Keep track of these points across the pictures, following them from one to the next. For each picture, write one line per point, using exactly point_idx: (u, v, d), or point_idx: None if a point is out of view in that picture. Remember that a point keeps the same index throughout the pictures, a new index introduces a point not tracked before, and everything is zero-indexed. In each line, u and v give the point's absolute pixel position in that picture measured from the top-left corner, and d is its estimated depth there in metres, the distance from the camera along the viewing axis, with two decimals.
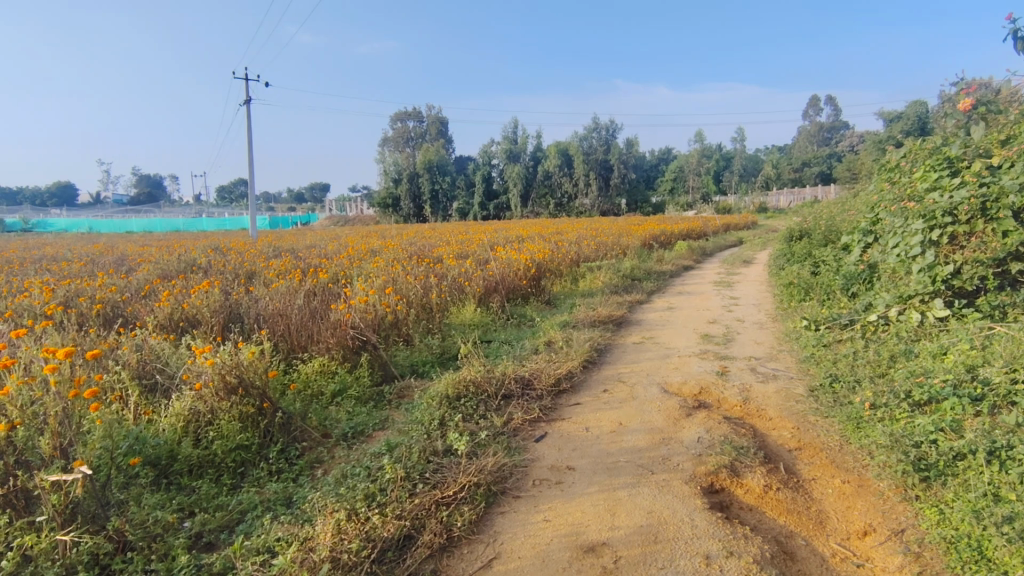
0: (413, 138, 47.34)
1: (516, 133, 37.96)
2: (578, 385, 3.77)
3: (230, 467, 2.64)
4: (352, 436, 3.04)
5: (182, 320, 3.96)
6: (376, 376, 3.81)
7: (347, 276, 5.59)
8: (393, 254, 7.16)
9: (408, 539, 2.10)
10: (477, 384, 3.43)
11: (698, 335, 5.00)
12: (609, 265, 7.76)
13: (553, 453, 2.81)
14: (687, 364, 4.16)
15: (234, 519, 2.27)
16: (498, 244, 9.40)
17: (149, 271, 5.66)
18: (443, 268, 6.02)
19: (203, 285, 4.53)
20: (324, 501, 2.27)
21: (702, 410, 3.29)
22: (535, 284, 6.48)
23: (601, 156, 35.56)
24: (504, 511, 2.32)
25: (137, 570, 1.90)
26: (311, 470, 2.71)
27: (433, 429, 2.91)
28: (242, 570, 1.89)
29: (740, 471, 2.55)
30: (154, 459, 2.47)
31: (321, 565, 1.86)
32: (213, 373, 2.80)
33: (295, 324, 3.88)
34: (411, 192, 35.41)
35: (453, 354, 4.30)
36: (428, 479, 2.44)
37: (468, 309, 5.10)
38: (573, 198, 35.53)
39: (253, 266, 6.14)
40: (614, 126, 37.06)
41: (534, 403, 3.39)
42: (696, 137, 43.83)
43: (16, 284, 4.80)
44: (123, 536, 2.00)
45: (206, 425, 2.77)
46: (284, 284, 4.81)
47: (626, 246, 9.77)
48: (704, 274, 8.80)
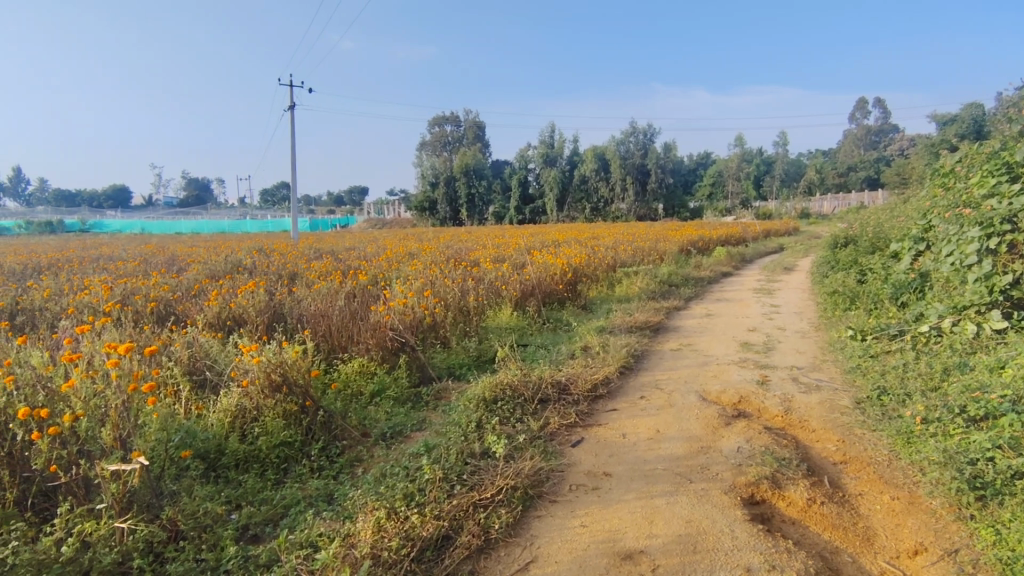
0: (450, 142, 47.84)
1: (552, 136, 37.94)
2: (615, 391, 3.75)
3: (275, 462, 2.71)
4: (390, 436, 3.10)
5: (229, 319, 4.10)
6: (414, 377, 3.86)
7: (387, 278, 5.69)
8: (432, 256, 7.24)
9: (447, 539, 2.12)
10: (514, 388, 3.45)
11: (738, 342, 4.91)
12: (647, 271, 7.68)
13: (589, 458, 2.80)
14: (727, 372, 4.09)
15: (279, 513, 2.34)
16: (534, 248, 9.42)
17: (199, 271, 5.87)
18: (480, 272, 6.06)
19: (250, 285, 4.67)
20: (364, 499, 2.31)
21: (742, 419, 3.23)
22: (571, 289, 6.47)
23: (638, 160, 35.11)
24: (541, 515, 2.33)
25: (189, 558, 1.98)
26: (351, 468, 2.77)
27: (470, 431, 2.94)
28: (288, 563, 1.94)
29: (783, 483, 2.49)
30: (203, 453, 2.56)
31: (362, 562, 1.90)
32: (259, 370, 2.90)
33: (336, 324, 3.96)
34: (448, 195, 35.77)
35: (490, 357, 4.33)
36: (466, 481, 2.46)
37: (504, 313, 5.13)
38: (609, 202, 35.26)
39: (296, 266, 6.31)
40: (652, 130, 36.61)
41: (571, 408, 3.38)
42: (737, 141, 42.97)
43: (77, 282, 5.04)
44: (176, 525, 2.10)
45: (252, 421, 2.86)
46: (326, 285, 4.92)
47: (663, 252, 9.65)
48: (744, 281, 8.62)
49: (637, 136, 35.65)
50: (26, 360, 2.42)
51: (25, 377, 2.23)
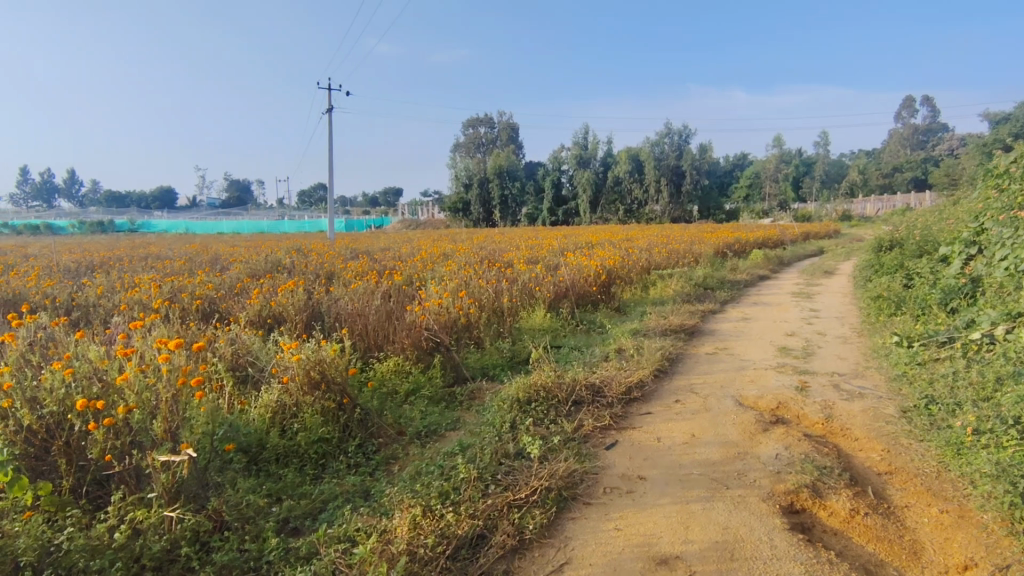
0: (484, 143, 48.20)
1: (585, 138, 37.76)
2: (650, 394, 3.72)
3: (313, 458, 2.78)
4: (425, 435, 3.13)
5: (270, 317, 4.21)
6: (448, 377, 3.89)
7: (422, 278, 5.76)
8: (467, 257, 7.29)
9: (481, 538, 2.14)
10: (548, 389, 3.45)
11: (776, 347, 4.81)
12: (681, 274, 7.59)
13: (623, 462, 2.79)
14: (764, 377, 4.01)
15: (317, 508, 2.39)
16: (568, 249, 9.41)
17: (241, 270, 6.05)
18: (514, 273, 6.08)
19: (289, 285, 4.79)
20: (400, 496, 2.35)
21: (781, 425, 3.16)
22: (605, 291, 6.43)
23: (673, 161, 34.54)
24: (575, 517, 2.32)
25: (234, 547, 2.05)
26: (386, 466, 2.82)
27: (504, 431, 2.96)
28: (326, 556, 1.99)
29: (824, 493, 2.43)
30: (246, 446, 2.63)
31: (399, 558, 1.93)
32: (299, 368, 2.98)
33: (372, 324, 4.02)
34: (481, 196, 36.00)
35: (524, 358, 4.34)
36: (500, 481, 2.48)
37: (538, 314, 5.13)
38: (643, 204, 34.90)
39: (333, 267, 6.43)
40: (687, 130, 36.04)
41: (605, 410, 3.37)
42: (775, 141, 42.01)
43: (128, 280, 5.26)
44: (221, 516, 2.17)
45: (292, 416, 2.93)
46: (362, 285, 5.01)
47: (698, 254, 9.51)
48: (782, 284, 8.43)
49: (672, 137, 35.10)
50: (83, 354, 2.55)
51: (83, 369, 2.34)
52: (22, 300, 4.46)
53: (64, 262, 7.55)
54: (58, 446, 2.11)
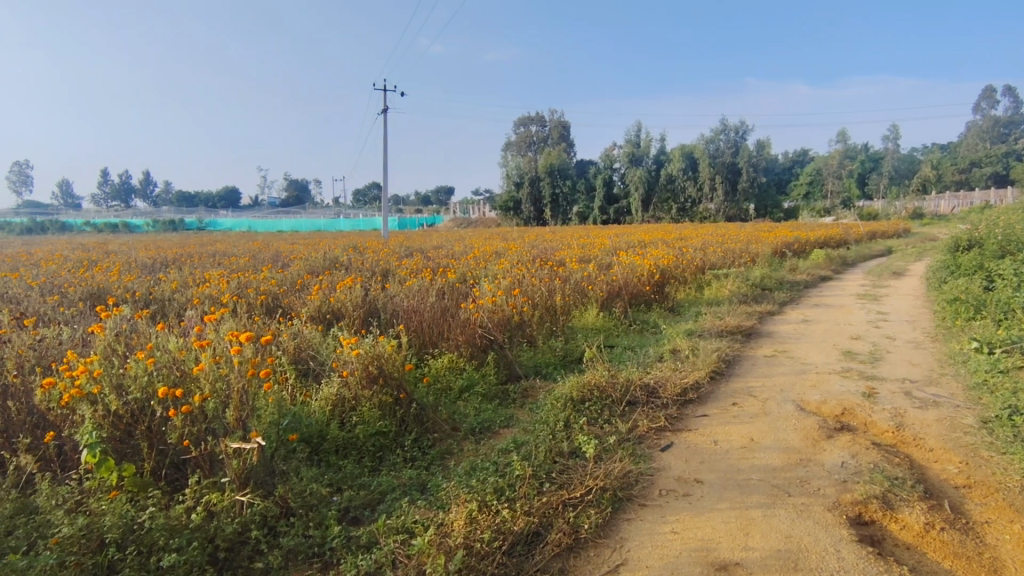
0: (535, 142, 48.28)
1: (637, 135, 37.22)
2: (706, 396, 3.64)
3: (371, 450, 2.85)
4: (479, 431, 3.17)
5: (330, 312, 4.36)
6: (502, 375, 3.92)
7: (474, 276, 5.82)
8: (518, 255, 7.33)
9: (536, 535, 2.15)
10: (602, 389, 3.43)
11: (840, 351, 4.61)
12: (738, 274, 7.39)
13: (679, 464, 2.74)
14: (828, 381, 3.86)
15: (376, 499, 2.46)
16: (619, 248, 9.31)
17: (301, 267, 6.28)
18: (566, 272, 6.06)
19: (348, 281, 4.92)
20: (457, 491, 2.38)
21: (846, 432, 3.03)
22: (658, 290, 6.33)
23: (729, 159, 33.60)
24: (630, 518, 2.30)
25: (299, 533, 2.15)
26: (441, 460, 2.86)
27: (558, 430, 2.96)
28: (386, 546, 2.05)
29: (895, 505, 2.32)
30: (308, 437, 2.73)
31: (456, 551, 1.97)
32: (358, 362, 3.07)
33: (427, 321, 4.09)
34: (532, 195, 36.05)
35: (577, 358, 4.32)
36: (555, 479, 2.49)
37: (590, 313, 5.10)
38: (697, 202, 34.08)
39: (388, 264, 6.57)
40: (744, 126, 34.97)
41: (660, 412, 3.32)
42: (839, 136, 40.21)
43: (199, 275, 5.55)
44: (287, 502, 2.26)
45: (350, 410, 3.02)
46: (417, 282, 5.11)
47: (756, 253, 9.23)
48: (846, 286, 8.07)
49: (728, 133, 34.14)
50: (164, 345, 2.71)
51: (164, 359, 2.50)
52: (105, 294, 4.77)
53: (139, 259, 8.02)
54: (141, 430, 2.25)
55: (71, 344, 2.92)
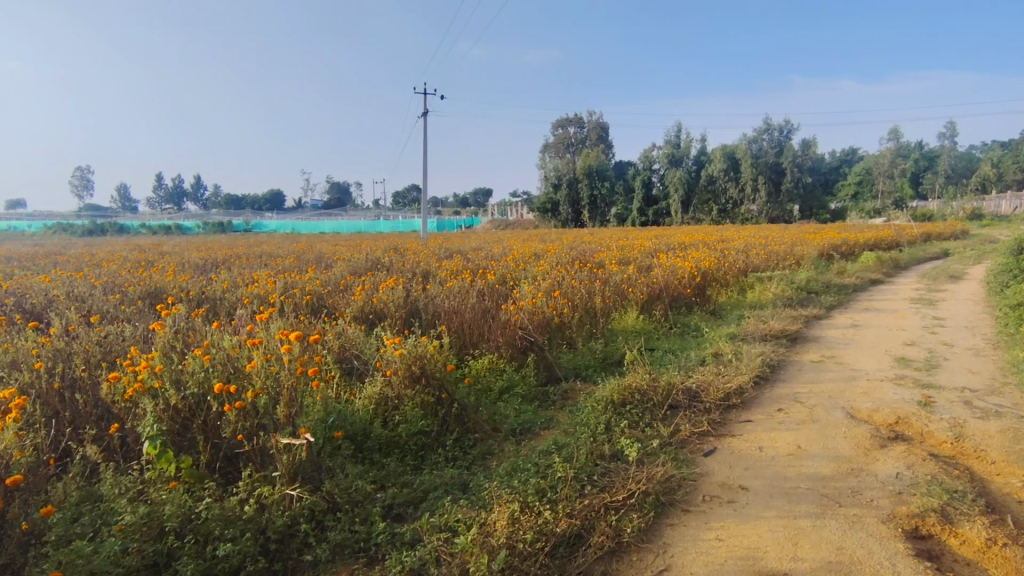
0: (572, 144, 48.09)
1: (677, 135, 36.68)
2: (751, 402, 3.56)
3: (413, 449, 2.89)
4: (520, 432, 3.18)
5: (373, 312, 4.45)
6: (542, 376, 3.93)
7: (514, 277, 5.84)
8: (557, 257, 7.33)
9: (579, 538, 2.15)
10: (643, 392, 3.40)
11: (892, 357, 4.44)
12: (782, 277, 7.20)
13: (723, 470, 2.69)
14: (880, 388, 3.72)
15: (419, 497, 2.49)
16: (659, 250, 9.18)
17: (344, 268, 6.42)
18: (605, 274, 6.03)
19: (391, 282, 5.01)
20: (499, 491, 2.40)
21: (900, 442, 2.93)
22: (700, 293, 6.23)
23: (772, 159, 32.76)
24: (674, 523, 2.28)
25: (345, 528, 2.20)
26: (482, 461, 2.89)
27: (599, 432, 2.95)
28: (429, 543, 2.08)
29: (954, 519, 2.22)
30: (352, 434, 2.78)
31: (499, 551, 1.98)
32: (401, 362, 3.13)
33: (468, 322, 4.13)
34: (569, 197, 35.96)
35: (617, 360, 4.29)
36: (596, 482, 2.48)
37: (630, 315, 5.06)
38: (738, 203, 33.33)
39: (428, 265, 6.65)
40: (789, 125, 34.04)
41: (702, 416, 3.26)
42: (890, 134, 38.70)
43: (248, 275, 5.73)
44: (333, 498, 2.32)
45: (393, 408, 3.06)
46: (457, 283, 5.16)
47: (802, 256, 8.97)
48: (898, 289, 7.76)
49: (771, 133, 33.30)
50: (219, 342, 2.83)
51: (219, 356, 2.61)
52: (162, 293, 4.98)
53: (191, 259, 8.34)
54: (198, 424, 2.35)
55: (133, 340, 3.06)
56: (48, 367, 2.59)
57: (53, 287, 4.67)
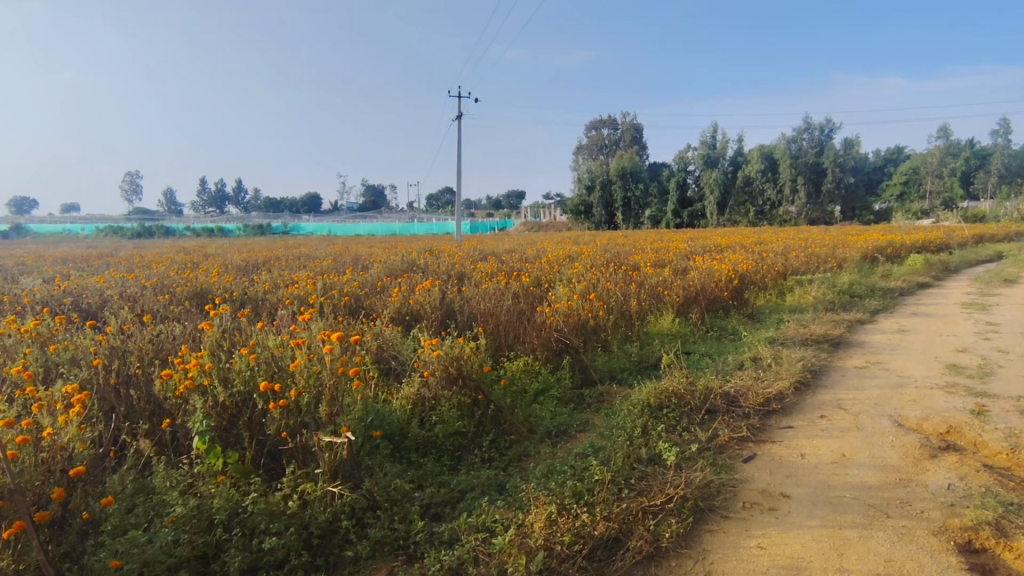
0: (605, 146, 47.87)
1: (713, 136, 36.08)
2: (792, 407, 3.48)
3: (450, 449, 2.92)
4: (556, 435, 3.18)
5: (410, 313, 4.51)
6: (577, 379, 3.92)
7: (548, 279, 5.84)
8: (591, 259, 7.30)
9: (616, 541, 2.14)
10: (680, 396, 3.37)
11: (943, 364, 4.27)
12: (824, 280, 7.01)
13: (764, 476, 2.64)
14: (930, 396, 3.58)
15: (456, 497, 2.52)
16: (695, 252, 9.05)
17: (380, 269, 6.53)
18: (641, 276, 5.98)
19: (427, 283, 5.07)
20: (536, 492, 2.40)
21: (952, 452, 2.81)
22: (737, 296, 6.12)
23: (812, 159, 31.91)
24: (713, 530, 2.24)
25: (385, 526, 2.24)
26: (518, 462, 2.90)
27: (635, 436, 2.93)
28: (467, 543, 2.09)
29: (1010, 532, 2.12)
30: (391, 434, 2.81)
31: (537, 552, 1.99)
32: (438, 364, 3.17)
33: (504, 324, 4.15)
34: (603, 199, 35.77)
35: (653, 363, 4.25)
36: (633, 486, 2.46)
37: (666, 318, 5.01)
38: (776, 205, 32.55)
39: (463, 267, 6.70)
40: (830, 124, 33.09)
41: (741, 421, 3.20)
42: (939, 132, 37.21)
43: (289, 277, 5.89)
44: (373, 496, 2.36)
45: (430, 409, 3.10)
46: (492, 285, 5.19)
47: (844, 258, 8.71)
48: (949, 294, 7.45)
49: (812, 132, 32.45)
50: (263, 342, 2.92)
51: (264, 356, 2.70)
52: (207, 293, 5.16)
53: (233, 261, 8.60)
54: (243, 421, 2.42)
55: (182, 339, 3.18)
56: (105, 364, 2.72)
57: (107, 288, 4.88)
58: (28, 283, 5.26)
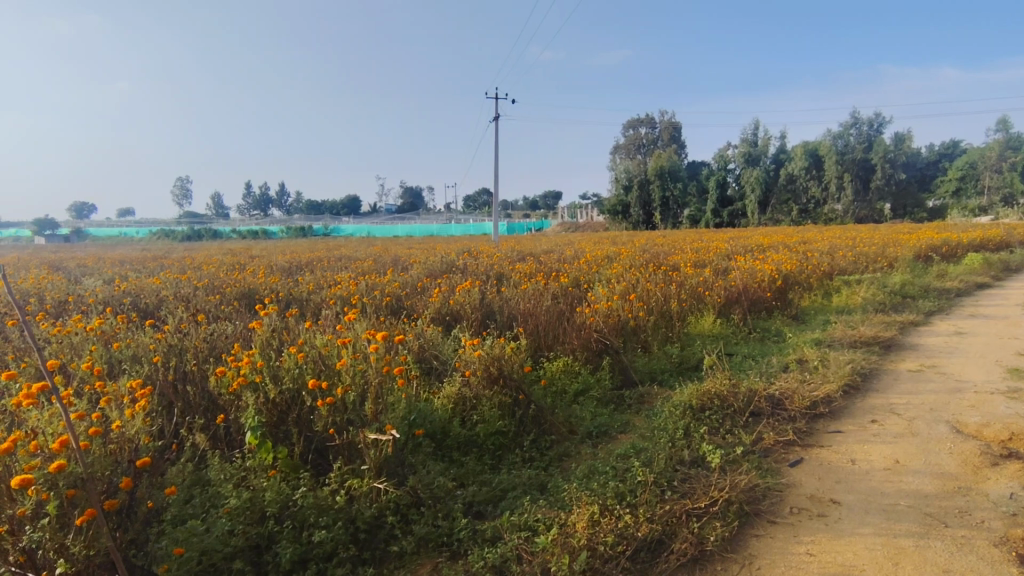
0: (643, 146, 47.38)
1: (754, 133, 35.27)
2: (840, 411, 3.38)
3: (491, 449, 2.93)
4: (597, 435, 3.18)
5: (450, 314, 4.57)
6: (617, 380, 3.89)
7: (587, 279, 5.83)
8: (630, 259, 7.25)
9: (659, 544, 2.12)
10: (723, 398, 3.31)
11: (1004, 368, 4.07)
12: (873, 280, 6.77)
13: (812, 482, 2.57)
14: (990, 402, 3.42)
15: (497, 496, 2.53)
16: (737, 252, 8.86)
17: (420, 270, 6.63)
18: (681, 276, 5.90)
19: (466, 284, 5.12)
20: (578, 492, 2.40)
21: (1015, 461, 2.68)
22: (781, 297, 5.97)
23: (860, 155, 30.81)
24: (760, 534, 2.20)
25: (429, 523, 2.28)
26: (559, 462, 2.90)
27: (677, 438, 2.89)
28: (511, 541, 2.11)
29: None
30: (434, 432, 2.85)
31: (580, 552, 1.99)
32: (479, 363, 3.20)
33: (544, 324, 4.16)
34: (641, 198, 35.45)
35: (694, 365, 4.19)
36: (677, 488, 2.43)
37: (707, 319, 4.93)
38: (822, 203, 31.56)
39: (501, 268, 6.75)
40: (879, 119, 31.90)
41: (787, 425, 3.13)
42: (998, 125, 35.41)
43: (333, 277, 6.04)
44: (417, 493, 2.40)
45: (471, 408, 3.13)
46: (531, 286, 5.21)
47: (895, 258, 8.39)
48: (1011, 294, 7.08)
49: (859, 127, 31.40)
50: (311, 342, 3.02)
51: (312, 355, 2.80)
52: (256, 293, 5.33)
53: (279, 262, 8.87)
54: (292, 417, 2.51)
55: (233, 338, 3.31)
56: (163, 361, 2.85)
57: (163, 289, 5.10)
58: (92, 283, 5.55)
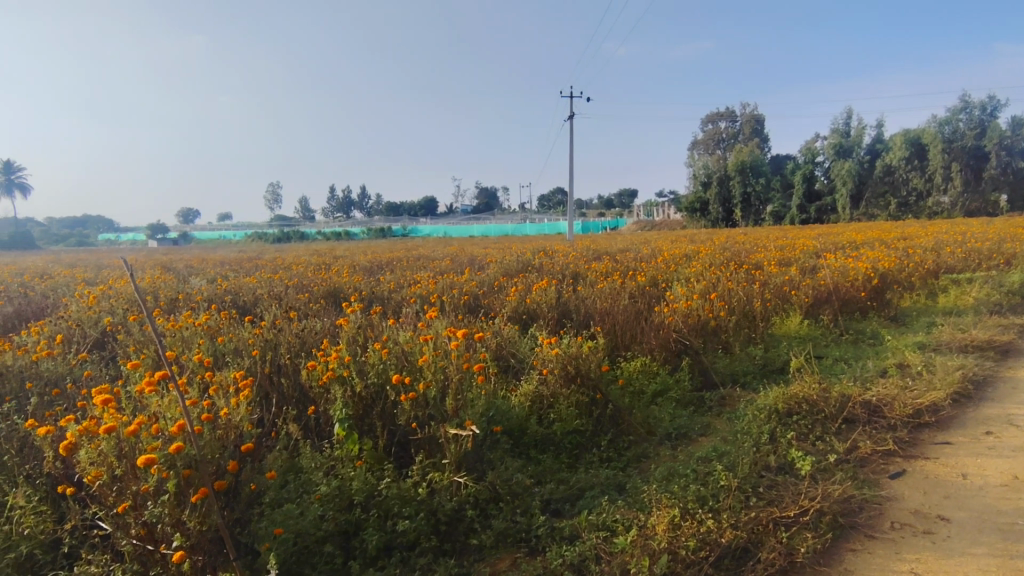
0: (723, 139, 45.57)
1: (846, 122, 33.03)
2: (948, 421, 3.11)
3: (568, 447, 2.94)
4: (676, 437, 3.10)
5: (527, 312, 4.60)
6: (697, 381, 3.78)
7: (664, 278, 5.70)
8: (710, 258, 7.00)
9: (745, 551, 2.04)
10: (813, 403, 3.13)
11: None
12: (987, 279, 6.17)
13: (915, 495, 2.39)
14: None
15: (575, 494, 2.53)
16: (828, 249, 8.35)
17: (496, 269, 6.72)
18: (765, 275, 5.64)
19: (542, 283, 5.14)
20: (657, 495, 2.35)
21: None
22: (878, 297, 5.56)
23: (971, 142, 28.07)
24: (855, 549, 2.07)
25: (507, 518, 2.31)
26: (637, 463, 2.85)
27: (763, 443, 2.77)
28: (588, 540, 2.10)
29: None
30: (511, 429, 2.88)
31: (661, 555, 1.96)
32: (556, 362, 3.21)
33: (620, 323, 4.10)
34: (720, 195, 34.18)
35: (780, 367, 4.00)
36: (762, 495, 2.33)
37: (794, 320, 4.68)
38: (925, 196, 29.05)
39: (576, 267, 6.73)
40: (994, 101, 28.93)
41: (886, 433, 2.91)
42: None
43: (413, 276, 6.24)
44: (495, 488, 2.44)
45: (548, 406, 3.14)
46: (607, 284, 5.15)
47: (1013, 255, 7.59)
48: None
49: (970, 112, 28.64)
50: (394, 338, 3.13)
51: (396, 351, 2.90)
52: (341, 292, 5.60)
53: (364, 262, 9.27)
54: (376, 411, 2.61)
55: (322, 334, 3.50)
56: (262, 354, 3.06)
57: (260, 287, 5.46)
58: (198, 283, 6.04)
